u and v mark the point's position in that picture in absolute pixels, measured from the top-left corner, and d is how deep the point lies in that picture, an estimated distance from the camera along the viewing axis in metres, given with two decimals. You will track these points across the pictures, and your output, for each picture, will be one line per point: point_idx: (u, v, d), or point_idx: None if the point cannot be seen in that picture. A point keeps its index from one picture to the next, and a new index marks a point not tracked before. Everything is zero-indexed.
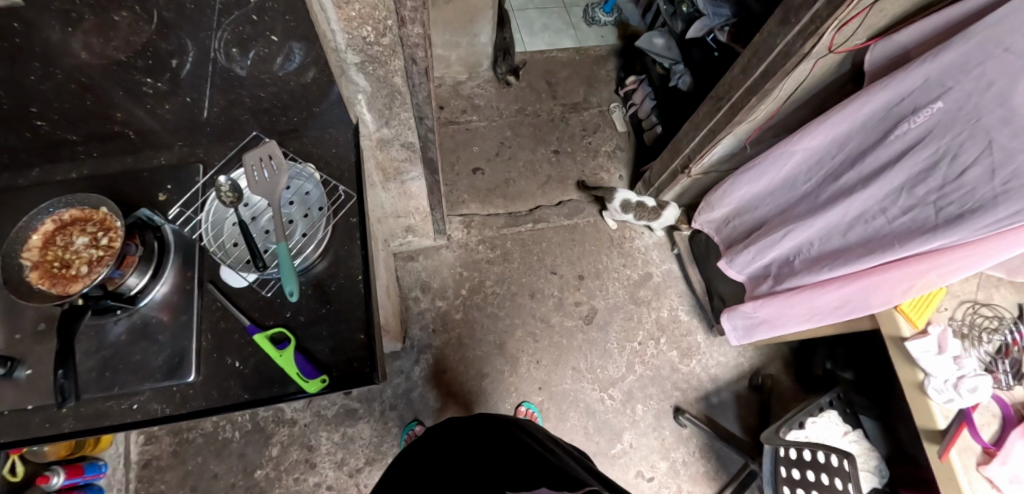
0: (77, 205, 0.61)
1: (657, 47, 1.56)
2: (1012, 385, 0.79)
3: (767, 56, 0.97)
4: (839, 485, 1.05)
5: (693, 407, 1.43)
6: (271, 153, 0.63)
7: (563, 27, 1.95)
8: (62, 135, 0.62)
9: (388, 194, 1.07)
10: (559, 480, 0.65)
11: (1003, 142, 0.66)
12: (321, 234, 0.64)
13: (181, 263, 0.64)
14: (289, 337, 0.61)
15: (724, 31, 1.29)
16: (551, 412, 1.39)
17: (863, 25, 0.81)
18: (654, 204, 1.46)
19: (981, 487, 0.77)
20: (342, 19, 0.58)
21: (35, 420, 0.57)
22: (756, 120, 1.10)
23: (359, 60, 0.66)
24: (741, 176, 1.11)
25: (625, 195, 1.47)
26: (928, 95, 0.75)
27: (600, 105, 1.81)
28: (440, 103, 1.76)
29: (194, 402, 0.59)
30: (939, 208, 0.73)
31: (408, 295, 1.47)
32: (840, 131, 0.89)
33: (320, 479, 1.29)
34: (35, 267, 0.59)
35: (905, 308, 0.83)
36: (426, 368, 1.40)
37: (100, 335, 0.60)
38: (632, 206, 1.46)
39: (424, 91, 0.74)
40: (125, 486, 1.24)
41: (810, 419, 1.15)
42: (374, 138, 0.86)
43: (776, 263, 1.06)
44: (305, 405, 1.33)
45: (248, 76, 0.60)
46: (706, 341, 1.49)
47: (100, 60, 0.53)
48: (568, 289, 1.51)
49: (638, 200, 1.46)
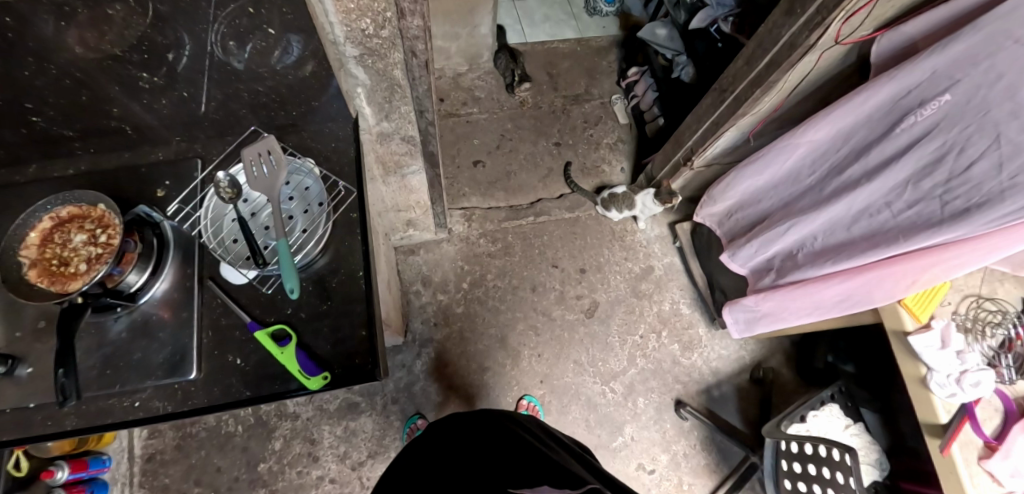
0: (73, 202, 0.60)
1: (659, 38, 1.51)
2: (1014, 379, 0.79)
3: (771, 47, 0.95)
4: (842, 480, 1.05)
5: (693, 400, 1.43)
6: (270, 147, 0.62)
7: (564, 18, 1.92)
8: (59, 131, 0.61)
9: (388, 188, 1.06)
10: (560, 478, 0.65)
11: (1011, 136, 0.65)
12: (321, 230, 0.63)
13: (181, 259, 0.64)
14: (289, 334, 0.61)
15: (728, 21, 1.25)
16: (552, 404, 1.39)
17: (871, 15, 0.79)
18: (624, 189, 1.54)
19: (982, 481, 0.78)
20: (341, 12, 0.57)
21: (37, 418, 0.57)
22: (760, 112, 1.08)
23: (358, 53, 0.65)
24: (743, 170, 1.10)
25: (602, 195, 1.58)
26: (936, 88, 0.73)
27: (601, 97, 1.79)
28: (440, 96, 1.75)
29: (195, 399, 0.59)
30: (945, 203, 0.72)
31: (408, 288, 1.47)
32: (845, 124, 0.87)
33: (323, 472, 1.29)
34: (32, 266, 0.58)
35: (911, 303, 0.82)
36: (427, 362, 1.41)
37: (100, 333, 0.60)
38: (607, 200, 1.54)
39: (424, 84, 0.72)
40: (129, 480, 1.25)
41: (811, 412, 1.15)
42: (374, 132, 0.85)
43: (780, 257, 1.06)
44: (307, 399, 1.33)
45: (246, 69, 0.59)
46: (707, 334, 1.49)
47: (95, 54, 0.53)
48: (569, 282, 1.51)
49: (610, 193, 1.54)
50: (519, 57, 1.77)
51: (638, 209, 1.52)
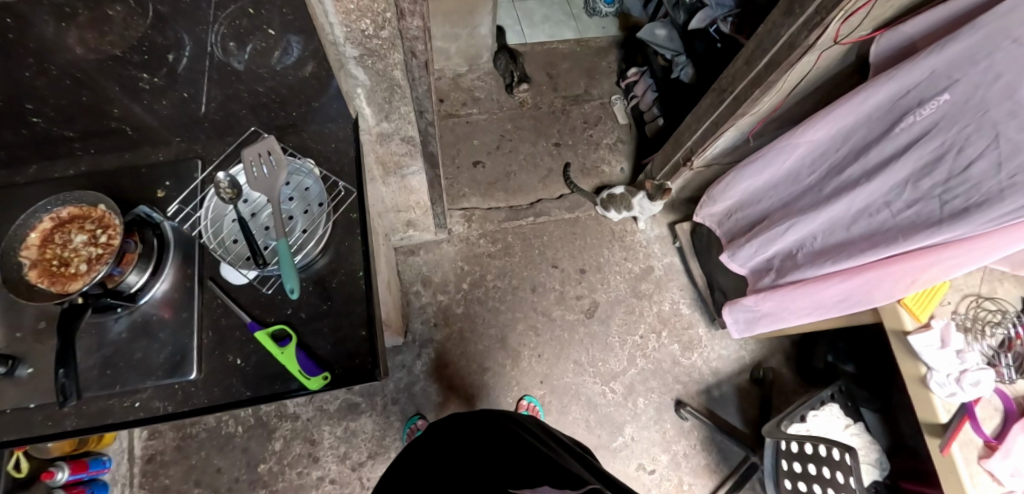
0: (74, 202, 0.60)
1: (659, 38, 1.51)
2: (1014, 379, 0.79)
3: (770, 47, 0.95)
4: (842, 479, 1.05)
5: (693, 400, 1.43)
6: (271, 148, 0.62)
7: (563, 19, 1.92)
8: (59, 131, 0.61)
9: (388, 188, 1.06)
10: (560, 478, 0.65)
11: (1010, 135, 0.65)
12: (321, 230, 0.63)
13: (181, 259, 0.64)
14: (290, 334, 0.61)
15: (727, 22, 1.25)
16: (552, 405, 1.39)
17: (869, 15, 0.80)
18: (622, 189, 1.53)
19: (983, 480, 0.77)
20: (341, 12, 0.57)
21: (37, 419, 0.57)
22: (759, 112, 1.08)
23: (358, 54, 0.65)
24: (743, 170, 1.10)
25: (602, 195, 1.57)
26: (935, 88, 0.73)
27: (601, 97, 1.79)
28: (440, 96, 1.75)
29: (195, 399, 0.59)
30: (944, 202, 0.72)
31: (409, 289, 1.47)
32: (844, 124, 0.87)
33: (323, 473, 1.29)
34: (33, 266, 0.58)
35: (910, 303, 0.82)
36: (427, 362, 1.41)
37: (101, 333, 0.60)
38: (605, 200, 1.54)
39: (424, 84, 0.73)
40: (129, 481, 1.25)
41: (812, 412, 1.15)
42: (374, 132, 0.85)
43: (780, 257, 1.06)
44: (307, 400, 1.33)
45: (246, 70, 0.59)
46: (707, 334, 1.49)
47: (96, 55, 0.53)
48: (569, 282, 1.51)
49: (609, 193, 1.54)
50: (519, 58, 1.77)
51: (637, 209, 1.50)
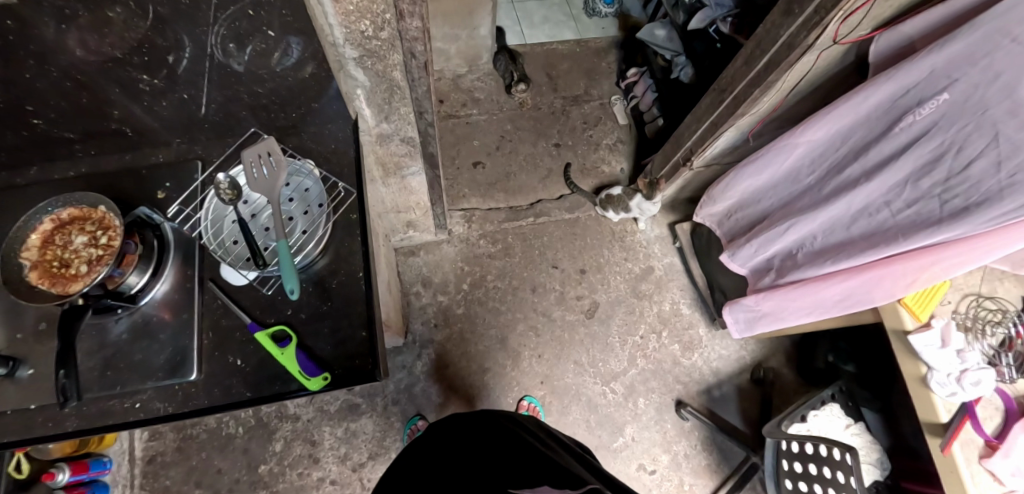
0: (74, 204, 0.60)
1: (658, 38, 1.51)
2: (1015, 378, 0.79)
3: (770, 47, 0.95)
4: (842, 479, 1.05)
5: (694, 400, 1.43)
6: (270, 149, 0.62)
7: (563, 19, 1.92)
8: (60, 133, 0.62)
9: (388, 189, 1.07)
10: (560, 478, 0.65)
11: (1009, 134, 0.65)
12: (321, 231, 0.63)
13: (181, 260, 0.64)
14: (290, 335, 0.61)
15: (726, 22, 1.25)
16: (553, 405, 1.39)
17: (868, 15, 0.80)
18: (620, 191, 1.53)
19: (984, 480, 0.77)
20: (340, 13, 0.57)
21: (38, 420, 0.57)
22: (759, 112, 1.08)
23: (357, 55, 0.65)
24: (742, 170, 1.10)
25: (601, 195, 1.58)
26: (934, 87, 0.73)
27: (601, 98, 1.79)
28: (440, 97, 1.75)
29: (195, 400, 0.59)
30: (944, 202, 0.72)
31: (409, 289, 1.47)
32: (843, 123, 0.87)
33: (324, 474, 1.29)
34: (34, 267, 0.58)
35: (910, 302, 0.82)
36: (428, 363, 1.41)
37: (101, 334, 0.60)
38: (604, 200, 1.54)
39: (423, 85, 0.73)
40: (130, 482, 1.25)
41: (812, 412, 1.15)
42: (374, 133, 0.86)
43: (780, 256, 1.06)
44: (308, 401, 1.33)
45: (246, 71, 0.59)
46: (707, 334, 1.49)
47: (96, 57, 0.53)
48: (569, 282, 1.51)
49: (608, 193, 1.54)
50: (519, 58, 1.77)
51: (636, 210, 1.51)
